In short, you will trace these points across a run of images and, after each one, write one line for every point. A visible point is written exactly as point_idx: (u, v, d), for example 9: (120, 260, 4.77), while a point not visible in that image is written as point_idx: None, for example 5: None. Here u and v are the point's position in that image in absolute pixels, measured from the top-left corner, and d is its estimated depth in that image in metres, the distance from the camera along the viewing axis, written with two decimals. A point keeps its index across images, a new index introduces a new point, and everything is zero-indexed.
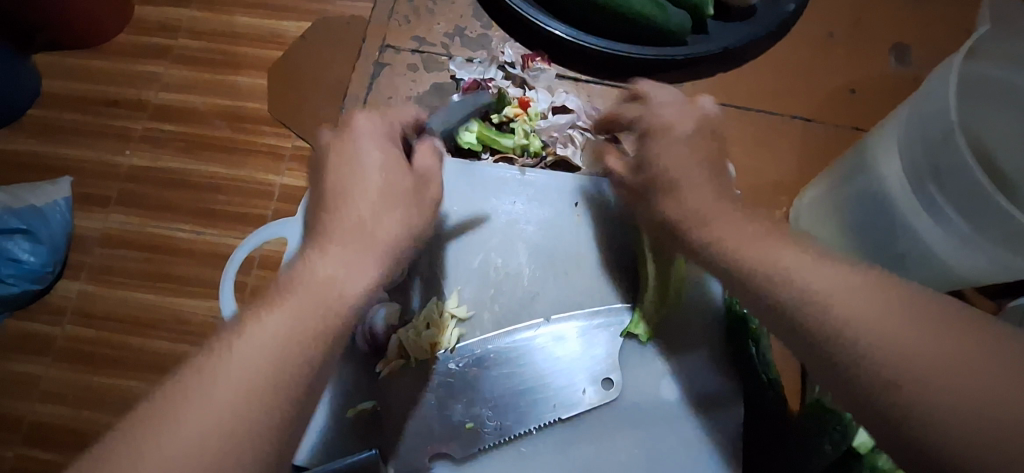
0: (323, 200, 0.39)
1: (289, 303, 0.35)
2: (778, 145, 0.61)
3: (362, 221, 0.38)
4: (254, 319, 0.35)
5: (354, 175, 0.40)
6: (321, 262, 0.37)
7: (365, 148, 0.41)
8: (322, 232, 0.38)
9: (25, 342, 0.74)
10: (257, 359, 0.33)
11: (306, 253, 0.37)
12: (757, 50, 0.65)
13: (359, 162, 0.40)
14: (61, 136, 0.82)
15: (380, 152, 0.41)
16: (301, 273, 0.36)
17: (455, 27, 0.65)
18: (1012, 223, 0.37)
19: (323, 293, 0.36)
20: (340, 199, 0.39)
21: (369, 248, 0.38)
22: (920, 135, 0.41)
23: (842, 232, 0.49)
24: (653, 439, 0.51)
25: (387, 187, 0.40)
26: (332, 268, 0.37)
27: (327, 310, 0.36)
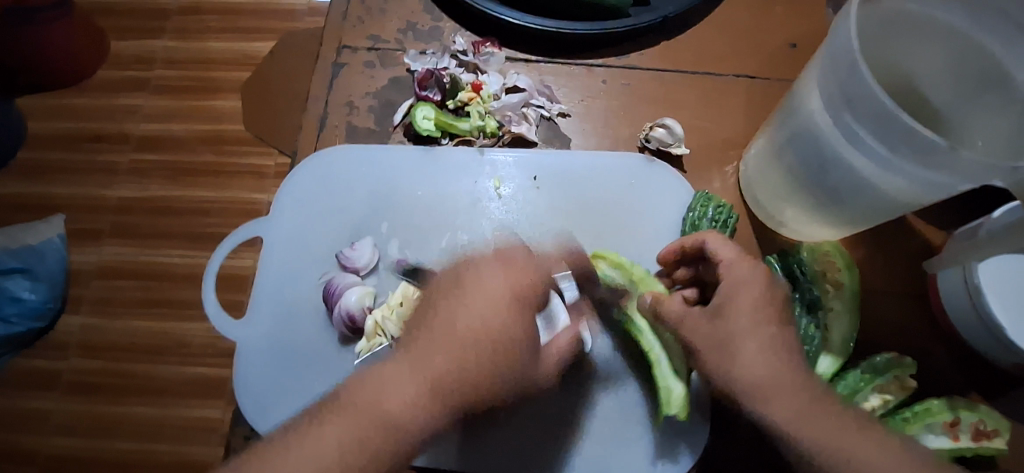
0: (430, 326, 0.45)
1: (358, 416, 0.40)
2: (726, 104, 0.64)
3: (457, 363, 0.43)
4: (338, 414, 0.41)
5: (467, 316, 0.45)
6: (403, 392, 0.41)
7: (479, 298, 0.45)
8: (419, 354, 0.43)
9: (37, 377, 0.77)
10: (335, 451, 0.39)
11: (392, 370, 0.42)
12: (699, 16, 0.67)
13: (471, 309, 0.45)
14: (50, 175, 0.84)
15: (495, 307, 0.45)
16: (379, 389, 0.41)
17: (407, 23, 0.68)
18: (919, 141, 0.39)
19: (387, 410, 0.41)
20: (448, 333, 0.44)
21: (451, 388, 0.42)
22: (832, 69, 0.43)
23: (788, 173, 0.53)
24: (622, 393, 0.55)
25: (495, 343, 0.44)
26: (409, 392, 0.41)
27: (395, 426, 0.41)
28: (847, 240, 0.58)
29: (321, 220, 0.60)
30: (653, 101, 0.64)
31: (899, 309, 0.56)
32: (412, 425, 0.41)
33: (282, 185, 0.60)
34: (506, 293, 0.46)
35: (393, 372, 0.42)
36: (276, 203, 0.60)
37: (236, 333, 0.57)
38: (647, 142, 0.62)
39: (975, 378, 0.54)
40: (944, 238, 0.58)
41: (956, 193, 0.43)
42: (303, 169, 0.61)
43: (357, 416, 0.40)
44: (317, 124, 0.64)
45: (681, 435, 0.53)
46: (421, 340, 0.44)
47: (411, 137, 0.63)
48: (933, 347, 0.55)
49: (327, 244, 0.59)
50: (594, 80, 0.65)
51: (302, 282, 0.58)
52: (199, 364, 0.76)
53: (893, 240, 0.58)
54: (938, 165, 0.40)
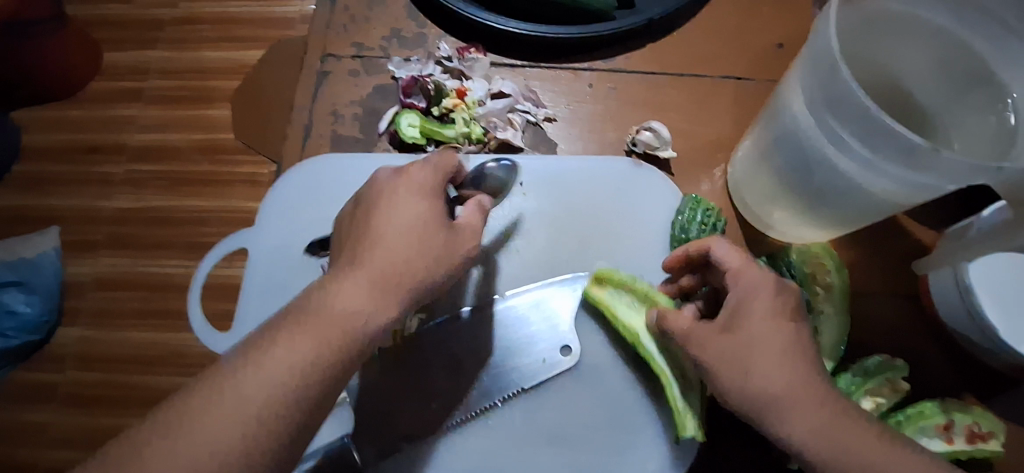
0: (365, 227, 0.44)
1: (313, 332, 0.41)
2: (714, 106, 0.63)
3: (396, 265, 0.43)
4: (280, 343, 0.40)
5: (393, 216, 0.44)
6: (346, 293, 0.42)
7: (416, 197, 0.45)
8: (360, 264, 0.43)
9: (33, 390, 0.76)
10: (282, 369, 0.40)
11: (340, 280, 0.42)
12: (686, 17, 0.67)
13: (413, 212, 0.44)
14: (47, 189, 0.84)
15: (421, 186, 0.46)
16: (322, 298, 0.42)
17: (391, 30, 0.67)
18: (900, 143, 0.38)
19: (339, 316, 0.41)
20: (378, 231, 0.44)
21: (395, 287, 0.43)
22: (813, 70, 0.42)
23: (775, 175, 0.52)
24: (613, 399, 0.54)
25: (422, 216, 0.44)
26: (357, 302, 0.42)
27: (348, 337, 0.41)
28: (838, 241, 0.58)
29: (306, 230, 0.59)
30: (639, 104, 0.64)
31: (890, 311, 0.55)
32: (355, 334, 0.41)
33: (267, 196, 0.60)
34: (424, 185, 0.45)
35: (328, 282, 0.42)
36: (261, 215, 0.60)
37: (222, 345, 0.56)
38: (634, 145, 0.61)
39: (971, 379, 0.53)
40: (935, 238, 0.57)
41: (942, 193, 0.43)
42: (287, 179, 0.60)
43: (306, 330, 0.41)
44: (303, 133, 0.63)
45: (671, 442, 0.53)
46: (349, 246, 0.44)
47: (397, 145, 0.63)
48: (925, 349, 0.54)
49: (312, 254, 0.59)
50: (581, 85, 0.64)
51: (288, 293, 0.58)
52: (194, 375, 0.76)
53: (884, 241, 0.57)
54: (921, 166, 0.39)
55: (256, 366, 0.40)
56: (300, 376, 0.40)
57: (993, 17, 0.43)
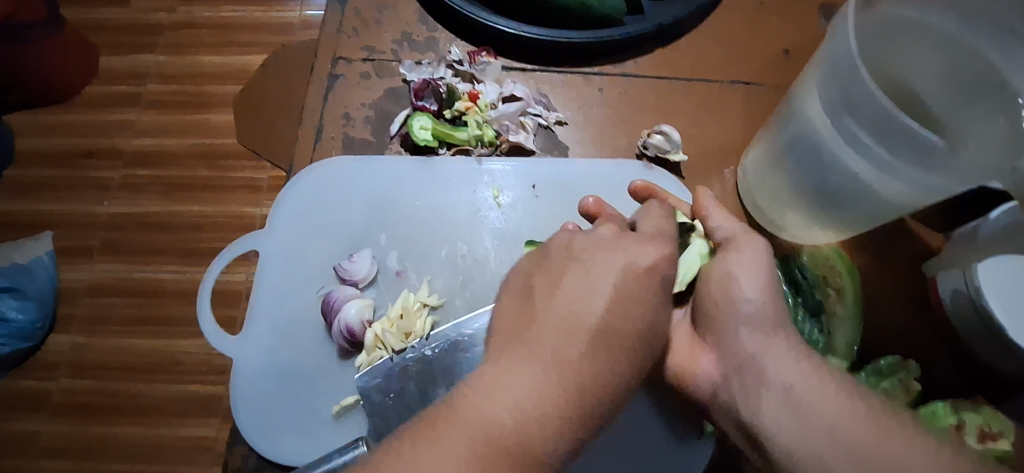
0: (551, 315, 0.40)
1: (471, 435, 0.35)
2: (723, 110, 0.64)
3: (579, 348, 0.38)
4: (440, 432, 0.35)
5: (581, 316, 0.40)
6: (515, 383, 0.37)
7: (606, 277, 0.41)
8: (531, 344, 0.39)
9: (23, 400, 0.75)
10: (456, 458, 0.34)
11: (502, 372, 0.38)
12: (695, 22, 0.68)
13: (594, 292, 0.40)
14: (41, 194, 0.83)
15: (602, 281, 0.41)
16: (489, 377, 0.37)
17: (402, 34, 0.67)
18: (919, 141, 0.39)
19: (493, 415, 0.36)
20: (560, 319, 0.40)
21: (570, 377, 0.38)
22: (831, 72, 0.43)
23: (788, 178, 0.53)
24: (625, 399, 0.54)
25: (604, 326, 0.39)
26: (519, 390, 0.37)
27: (509, 439, 0.35)
28: (848, 244, 0.58)
29: (318, 233, 0.59)
30: (649, 108, 0.64)
31: (899, 314, 0.56)
32: (524, 424, 0.36)
33: (279, 199, 0.60)
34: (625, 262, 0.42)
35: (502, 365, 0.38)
36: (273, 217, 0.59)
37: (233, 349, 0.55)
38: (645, 149, 0.62)
39: (983, 381, 0.54)
40: (941, 240, 0.58)
41: (954, 195, 0.44)
42: (299, 183, 0.60)
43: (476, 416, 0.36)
44: (313, 135, 0.63)
45: (686, 444, 0.53)
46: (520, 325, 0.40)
47: (408, 147, 0.63)
48: (933, 351, 0.55)
49: (324, 256, 0.59)
50: (591, 89, 0.65)
51: (300, 296, 0.57)
52: (193, 383, 0.75)
53: (892, 243, 0.58)
54: (937, 166, 0.40)
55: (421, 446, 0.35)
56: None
57: (1001, 25, 0.44)
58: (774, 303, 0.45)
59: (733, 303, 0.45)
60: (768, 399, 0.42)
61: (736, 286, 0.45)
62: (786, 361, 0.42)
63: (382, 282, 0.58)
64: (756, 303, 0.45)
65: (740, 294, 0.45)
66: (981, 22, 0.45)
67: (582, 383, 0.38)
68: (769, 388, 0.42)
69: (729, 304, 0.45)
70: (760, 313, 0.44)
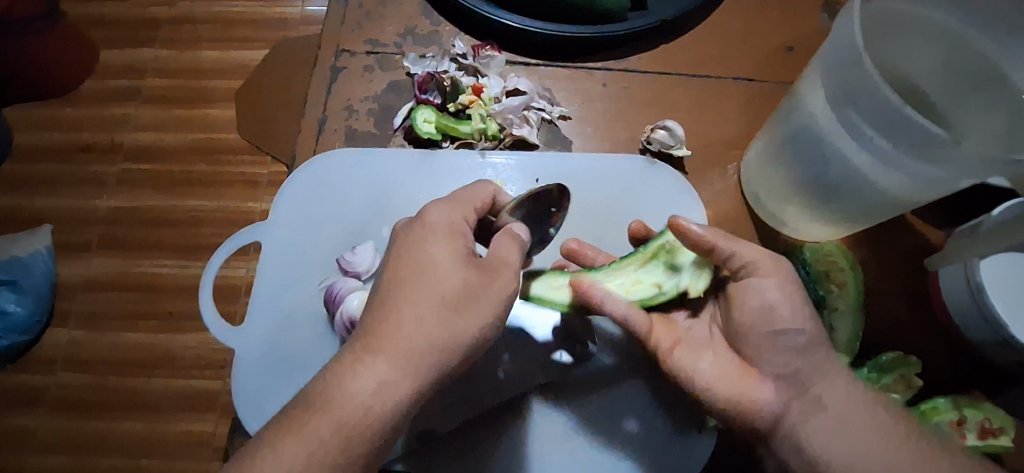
0: (405, 270, 0.41)
1: (326, 420, 0.38)
2: (726, 106, 0.64)
3: (421, 331, 0.39)
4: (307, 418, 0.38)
5: (430, 268, 0.41)
6: (370, 371, 0.39)
7: (442, 261, 0.42)
8: (380, 331, 0.40)
9: (20, 394, 0.75)
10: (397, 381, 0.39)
11: (354, 358, 0.39)
12: (698, 19, 0.68)
13: (438, 278, 0.41)
14: (39, 188, 0.83)
15: (452, 259, 0.42)
16: (348, 375, 0.39)
17: (405, 28, 0.67)
18: (921, 133, 0.39)
19: (348, 396, 0.38)
20: (412, 274, 0.41)
21: (414, 358, 0.39)
22: (835, 63, 0.43)
23: (789, 172, 0.53)
24: (626, 395, 0.55)
25: (447, 306, 0.40)
26: (375, 375, 0.39)
27: (365, 418, 0.38)
28: (850, 239, 0.59)
29: (321, 225, 0.59)
30: (653, 103, 0.64)
31: (901, 310, 0.56)
32: (384, 406, 0.39)
33: (281, 189, 0.60)
34: (463, 251, 0.43)
35: (356, 353, 0.39)
36: (275, 208, 0.59)
37: (234, 341, 0.55)
38: (648, 144, 0.62)
39: (985, 376, 0.54)
40: (942, 236, 0.58)
41: (955, 188, 0.44)
42: (301, 174, 0.60)
43: (400, 342, 0.39)
44: (315, 127, 0.63)
45: (688, 439, 0.53)
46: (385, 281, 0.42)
47: (411, 140, 0.63)
48: (934, 346, 0.55)
49: (327, 248, 0.58)
50: (594, 83, 0.65)
51: (302, 288, 0.57)
52: (192, 377, 0.74)
53: (894, 238, 0.58)
54: (939, 158, 0.40)
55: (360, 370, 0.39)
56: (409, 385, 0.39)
57: (1002, 22, 0.45)
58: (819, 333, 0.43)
59: (780, 332, 0.44)
60: (823, 422, 0.41)
61: (777, 317, 0.44)
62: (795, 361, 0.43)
63: None
64: (801, 332, 0.43)
65: (783, 325, 0.44)
66: (982, 18, 0.46)
67: (422, 358, 0.39)
68: (825, 410, 0.41)
69: (774, 334, 0.44)
70: (810, 339, 0.43)
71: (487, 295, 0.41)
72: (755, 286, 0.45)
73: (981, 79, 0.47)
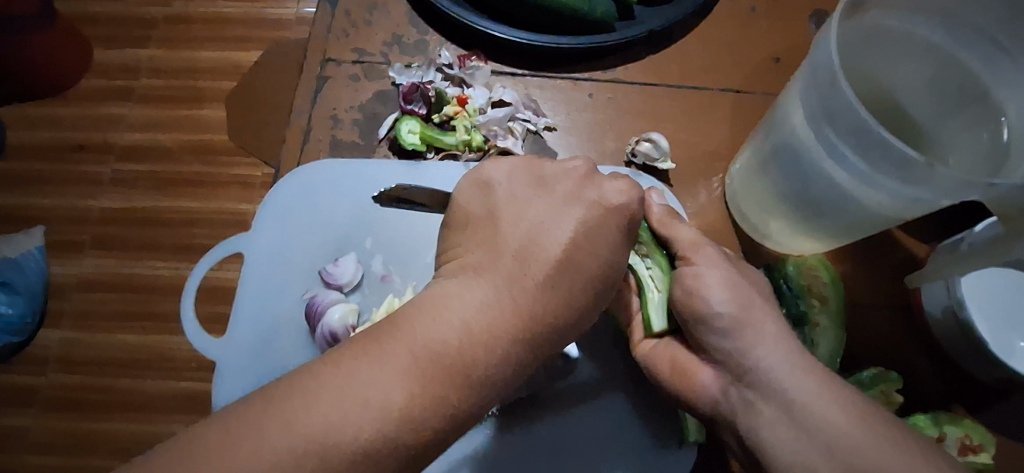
0: (517, 209, 0.42)
1: (395, 355, 0.35)
2: (712, 117, 0.64)
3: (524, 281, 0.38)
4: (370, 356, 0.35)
5: (533, 212, 0.41)
6: (463, 300, 0.37)
7: (564, 203, 0.42)
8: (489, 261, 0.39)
9: (13, 395, 0.74)
10: (479, 311, 0.37)
11: (451, 286, 0.38)
12: (686, 29, 0.67)
13: (545, 222, 0.41)
14: (32, 188, 0.82)
15: (568, 194, 0.43)
16: (425, 314, 0.36)
17: (392, 36, 0.67)
18: (897, 156, 0.39)
19: (427, 341, 0.35)
20: (524, 211, 0.42)
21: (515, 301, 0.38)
22: (814, 82, 0.43)
23: (771, 187, 0.54)
24: (606, 407, 0.55)
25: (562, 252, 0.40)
26: (465, 308, 0.37)
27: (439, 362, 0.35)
28: (834, 254, 0.59)
29: (303, 235, 0.59)
30: (639, 114, 0.64)
31: (882, 325, 0.56)
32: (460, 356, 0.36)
33: (265, 200, 0.59)
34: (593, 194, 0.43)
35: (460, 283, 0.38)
36: (258, 219, 0.59)
37: (216, 351, 0.56)
38: (633, 156, 0.62)
39: (966, 392, 0.54)
40: (927, 251, 0.58)
41: (934, 208, 0.44)
42: (286, 185, 0.60)
43: (511, 267, 0.39)
44: (301, 135, 0.63)
45: (667, 453, 0.53)
46: (483, 225, 0.42)
47: (396, 150, 0.63)
48: (916, 362, 0.55)
49: (309, 259, 0.58)
50: (580, 94, 0.65)
51: (284, 299, 0.57)
52: (183, 380, 0.74)
53: (878, 253, 0.58)
54: (916, 181, 0.40)
55: (457, 290, 0.38)
56: (500, 331, 0.37)
57: (985, 33, 0.46)
58: (746, 314, 0.44)
59: (709, 315, 0.44)
60: (775, 418, 0.42)
61: (703, 300, 0.45)
62: (783, 373, 0.42)
63: (367, 286, 0.58)
64: (728, 314, 0.44)
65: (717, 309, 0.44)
66: (966, 31, 0.46)
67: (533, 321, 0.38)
68: (768, 402, 0.42)
69: (705, 318, 0.45)
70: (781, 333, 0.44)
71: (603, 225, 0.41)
72: (693, 275, 0.46)
73: (962, 98, 0.47)
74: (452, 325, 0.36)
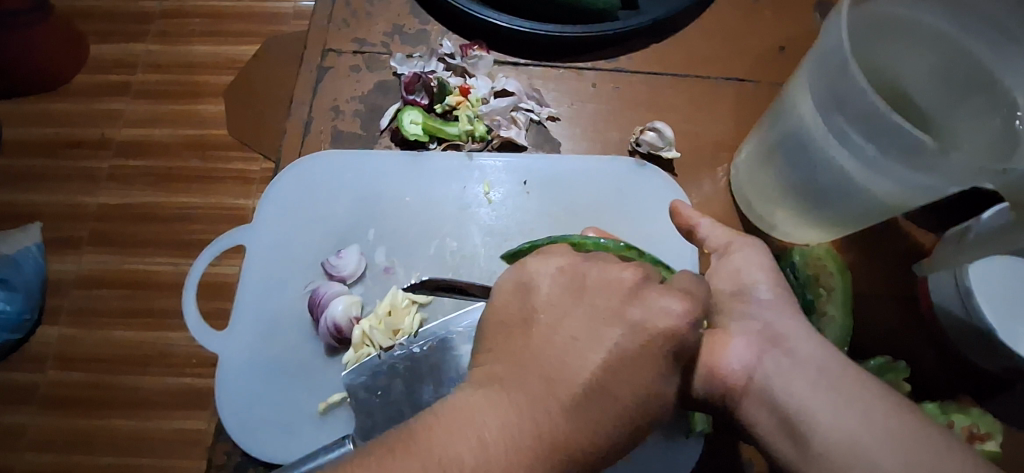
0: (557, 354, 0.35)
1: (412, 469, 0.32)
2: (716, 106, 0.64)
3: (566, 432, 0.33)
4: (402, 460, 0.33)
5: (591, 342, 0.35)
6: (484, 435, 0.33)
7: (607, 336, 0.35)
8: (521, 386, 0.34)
9: (14, 392, 0.74)
10: (503, 445, 0.33)
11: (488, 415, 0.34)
12: (689, 18, 0.67)
13: (587, 355, 0.35)
14: (29, 184, 0.81)
15: (618, 326, 0.36)
16: (459, 440, 0.33)
17: (393, 26, 0.66)
18: (907, 142, 0.39)
19: (452, 466, 0.32)
20: (585, 339, 0.35)
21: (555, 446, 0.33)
22: (824, 70, 0.43)
23: (778, 176, 0.53)
24: None
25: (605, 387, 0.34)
26: (491, 439, 0.33)
27: None
28: (838, 243, 0.58)
29: (305, 227, 0.58)
30: (643, 104, 0.64)
31: (886, 313, 0.56)
32: None
33: (265, 192, 0.59)
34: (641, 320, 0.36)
35: (504, 407, 0.34)
36: (259, 212, 0.59)
37: (217, 343, 0.55)
38: (637, 145, 0.61)
39: (972, 381, 0.54)
40: (931, 241, 0.58)
41: (944, 196, 0.44)
42: (286, 178, 0.59)
43: (542, 406, 0.34)
44: (301, 127, 0.62)
45: (674, 444, 0.53)
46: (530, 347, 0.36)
47: (398, 142, 0.62)
48: (918, 350, 0.55)
49: (312, 251, 0.58)
50: (583, 84, 0.64)
51: (287, 292, 0.57)
52: (185, 376, 0.74)
53: (883, 242, 0.58)
54: (926, 168, 0.40)
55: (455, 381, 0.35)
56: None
57: (990, 21, 0.45)
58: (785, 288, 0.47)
59: (749, 290, 0.47)
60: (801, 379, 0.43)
61: (747, 277, 0.47)
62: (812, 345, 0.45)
63: (370, 278, 0.57)
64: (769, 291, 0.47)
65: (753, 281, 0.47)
66: (971, 19, 0.46)
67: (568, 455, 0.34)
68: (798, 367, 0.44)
69: (744, 293, 0.47)
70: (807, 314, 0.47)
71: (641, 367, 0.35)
72: (737, 257, 0.48)
73: (970, 84, 0.47)
74: (473, 451, 0.33)
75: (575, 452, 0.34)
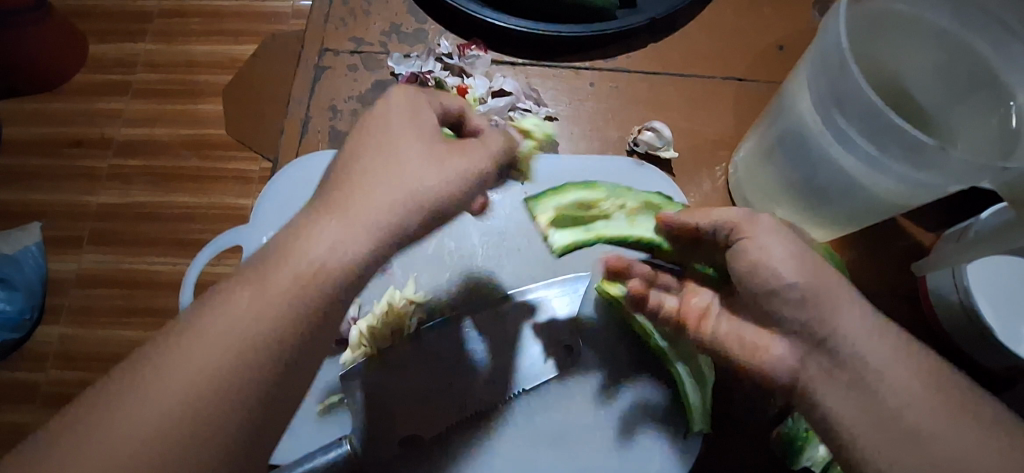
0: (369, 169, 0.38)
1: (252, 306, 0.35)
2: (715, 105, 0.63)
3: (376, 217, 0.37)
4: (217, 311, 0.35)
5: (400, 156, 0.38)
6: (308, 247, 0.36)
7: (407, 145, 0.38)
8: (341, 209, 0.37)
9: (14, 391, 0.74)
10: (325, 255, 0.36)
11: (294, 238, 0.37)
12: (688, 17, 0.67)
13: (394, 163, 0.38)
14: (28, 183, 0.81)
15: (418, 138, 0.39)
16: (281, 262, 0.36)
17: (390, 25, 0.66)
18: (906, 140, 0.39)
19: (266, 297, 0.36)
20: (388, 154, 0.38)
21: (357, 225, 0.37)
22: (823, 67, 0.43)
23: (777, 174, 0.53)
24: (609, 397, 0.54)
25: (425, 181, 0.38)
26: (317, 255, 0.36)
27: (275, 316, 0.36)
28: (837, 242, 0.58)
29: None
30: (641, 103, 0.63)
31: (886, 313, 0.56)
32: (305, 303, 0.36)
33: (263, 191, 0.59)
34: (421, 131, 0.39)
35: (315, 224, 0.37)
36: (257, 211, 0.58)
37: None
38: (635, 145, 0.61)
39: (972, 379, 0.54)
40: (930, 239, 0.58)
41: (944, 194, 0.44)
42: (284, 176, 0.59)
43: (353, 217, 0.37)
44: (299, 126, 0.62)
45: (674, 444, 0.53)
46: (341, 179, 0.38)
47: None
48: None
49: None
50: (581, 83, 0.64)
51: None
52: None
53: (883, 241, 0.58)
54: (925, 165, 0.40)
55: (301, 245, 0.36)
56: (326, 283, 0.36)
57: (992, 16, 0.44)
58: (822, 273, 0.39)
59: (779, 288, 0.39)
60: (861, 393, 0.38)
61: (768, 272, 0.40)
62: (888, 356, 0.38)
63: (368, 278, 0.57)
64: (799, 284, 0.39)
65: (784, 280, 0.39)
66: (975, 16, 0.45)
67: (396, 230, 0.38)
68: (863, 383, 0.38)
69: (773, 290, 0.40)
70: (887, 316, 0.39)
71: (452, 163, 0.38)
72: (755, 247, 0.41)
73: (971, 81, 0.47)
74: (298, 270, 0.36)
75: (399, 230, 0.37)
